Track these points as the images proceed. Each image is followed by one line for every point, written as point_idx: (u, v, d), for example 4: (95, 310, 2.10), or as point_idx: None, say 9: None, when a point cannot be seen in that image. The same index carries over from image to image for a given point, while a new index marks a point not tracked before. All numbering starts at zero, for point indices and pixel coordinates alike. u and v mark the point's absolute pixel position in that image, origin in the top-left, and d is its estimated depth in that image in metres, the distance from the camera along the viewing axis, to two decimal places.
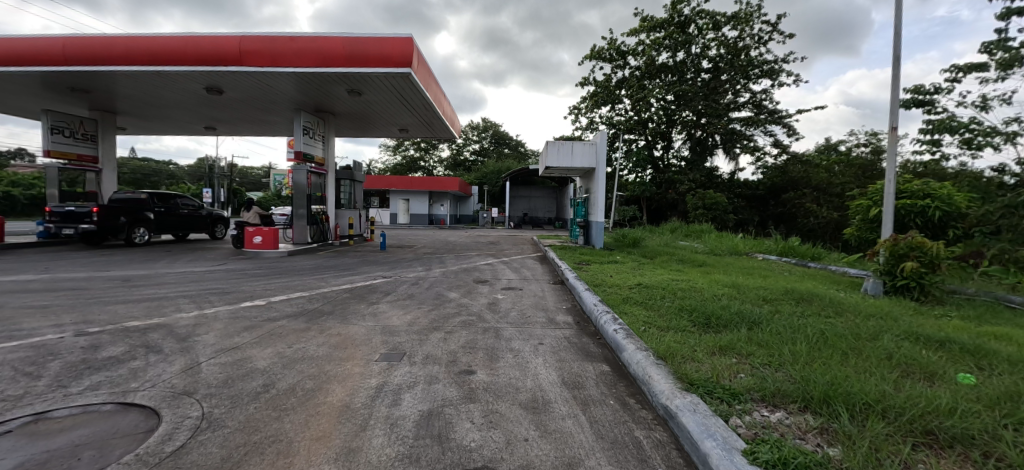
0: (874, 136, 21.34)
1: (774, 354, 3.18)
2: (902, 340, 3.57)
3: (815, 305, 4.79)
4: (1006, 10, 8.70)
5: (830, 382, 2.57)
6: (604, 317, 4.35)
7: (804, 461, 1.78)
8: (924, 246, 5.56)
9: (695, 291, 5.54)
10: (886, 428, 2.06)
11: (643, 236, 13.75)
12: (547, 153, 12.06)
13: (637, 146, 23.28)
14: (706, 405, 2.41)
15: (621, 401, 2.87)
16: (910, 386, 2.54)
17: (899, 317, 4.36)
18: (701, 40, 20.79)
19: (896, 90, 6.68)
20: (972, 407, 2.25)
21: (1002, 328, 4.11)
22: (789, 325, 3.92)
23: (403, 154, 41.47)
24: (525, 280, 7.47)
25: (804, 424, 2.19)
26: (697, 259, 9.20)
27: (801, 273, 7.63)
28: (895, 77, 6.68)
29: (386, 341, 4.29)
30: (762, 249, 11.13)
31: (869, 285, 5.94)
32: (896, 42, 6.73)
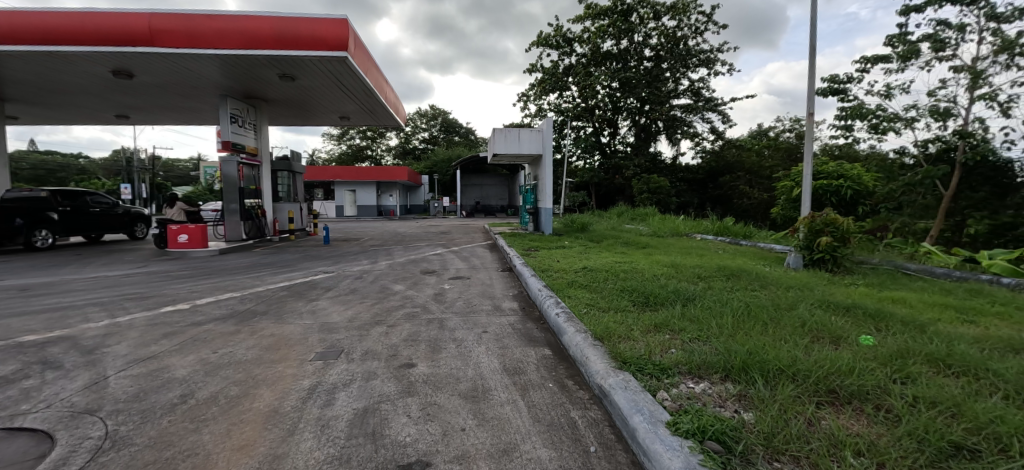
0: (799, 122, 22.97)
1: (703, 328, 3.36)
2: (816, 308, 3.91)
3: (743, 280, 5.12)
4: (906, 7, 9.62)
5: (750, 352, 2.73)
6: (548, 302, 4.41)
7: (720, 428, 1.85)
8: (836, 222, 6.05)
9: (636, 272, 5.76)
10: (795, 390, 2.23)
11: (591, 221, 14.07)
12: (493, 140, 11.95)
13: (584, 133, 23.65)
14: (636, 381, 2.49)
15: (560, 383, 2.91)
16: (818, 351, 2.77)
17: (814, 287, 4.77)
18: (643, 29, 21.33)
19: (811, 79, 7.20)
20: (867, 366, 2.48)
21: (899, 293, 4.62)
22: (719, 300, 4.18)
23: (349, 143, 39.92)
24: (473, 269, 7.42)
25: (725, 393, 2.32)
26: (641, 241, 9.55)
27: (734, 250, 8.17)
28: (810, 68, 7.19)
29: (323, 339, 4.09)
30: (700, 230, 11.73)
31: (791, 260, 6.46)
32: (811, 35, 7.24)
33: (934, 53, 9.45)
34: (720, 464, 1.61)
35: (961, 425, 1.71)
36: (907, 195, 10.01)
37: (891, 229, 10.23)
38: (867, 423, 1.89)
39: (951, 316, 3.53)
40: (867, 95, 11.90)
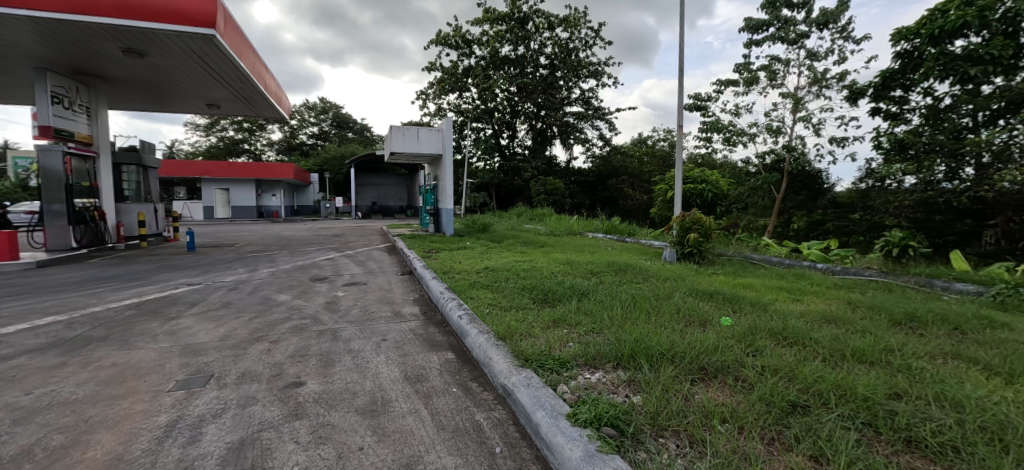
0: (670, 133, 26.17)
1: (597, 321, 3.62)
2: (687, 295, 4.49)
3: (628, 274, 5.65)
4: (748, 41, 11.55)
5: (636, 340, 3.00)
6: (450, 304, 4.34)
7: (614, 413, 1.96)
8: (700, 220, 7.00)
9: (536, 270, 5.99)
10: (674, 371, 2.50)
11: (492, 221, 14.29)
12: (390, 138, 11.45)
13: (485, 135, 23.94)
14: (538, 377, 2.57)
15: (464, 387, 2.88)
16: (690, 334, 3.16)
17: (685, 277, 5.47)
18: (538, 38, 22.32)
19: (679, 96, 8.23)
20: (727, 343, 2.90)
21: (748, 279, 5.53)
22: (609, 293, 4.55)
23: (219, 135, 34.76)
24: (371, 274, 7.00)
25: (617, 379, 2.51)
26: (539, 240, 9.97)
27: (620, 247, 8.99)
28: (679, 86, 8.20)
29: (186, 364, 3.47)
30: (592, 228, 12.67)
31: (667, 254, 7.32)
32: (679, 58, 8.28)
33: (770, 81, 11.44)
34: (616, 447, 1.71)
35: (793, 385, 2.06)
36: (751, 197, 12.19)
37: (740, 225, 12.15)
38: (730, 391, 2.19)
39: (784, 296, 4.31)
40: (721, 113, 14.01)
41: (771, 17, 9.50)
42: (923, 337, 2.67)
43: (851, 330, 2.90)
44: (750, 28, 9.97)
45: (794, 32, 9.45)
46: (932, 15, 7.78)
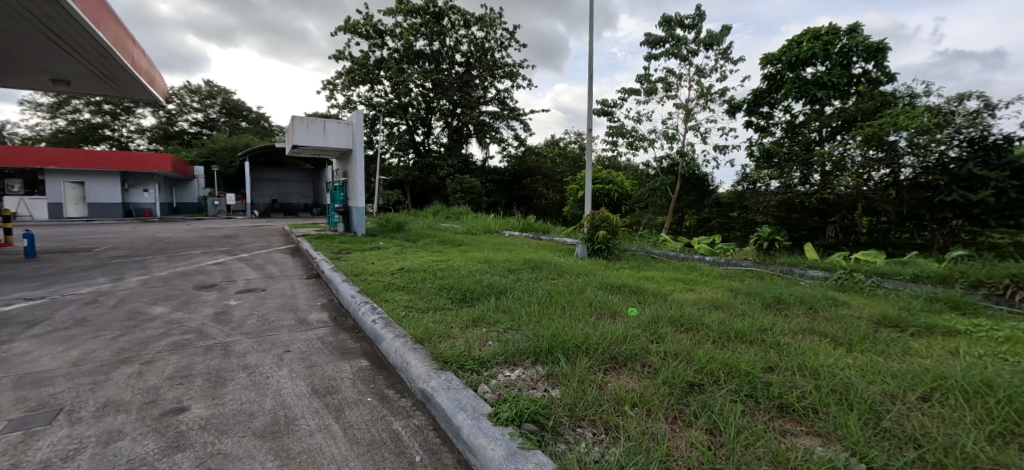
0: (580, 136, 27.65)
1: (516, 318, 3.66)
2: (598, 290, 4.75)
3: (544, 271, 5.84)
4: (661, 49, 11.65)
5: (554, 334, 3.09)
6: (363, 308, 4.07)
7: (535, 408, 1.97)
8: (609, 219, 7.49)
9: (453, 270, 5.91)
10: (588, 362, 2.62)
11: (408, 220, 13.82)
12: (292, 129, 10.44)
13: (399, 130, 23.02)
14: (458, 379, 2.52)
15: (379, 395, 2.72)
16: (602, 326, 3.35)
17: (596, 272, 5.81)
18: (454, 34, 22.04)
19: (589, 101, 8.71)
20: (634, 332, 3.11)
21: (649, 272, 6.03)
22: (526, 290, 4.63)
23: (66, 117, 28.71)
24: (270, 279, 6.32)
25: (536, 375, 2.57)
26: (457, 239, 9.86)
27: (536, 244, 9.27)
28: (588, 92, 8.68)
29: (19, 398, 2.78)
30: (508, 226, 12.88)
31: (579, 250, 7.69)
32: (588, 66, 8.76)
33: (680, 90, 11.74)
34: (537, 442, 1.73)
35: (689, 366, 2.26)
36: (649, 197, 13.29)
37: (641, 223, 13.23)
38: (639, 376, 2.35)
39: (679, 287, 4.79)
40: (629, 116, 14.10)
41: (667, 35, 10.49)
42: (788, 317, 3.15)
43: (733, 315, 3.31)
44: (650, 43, 10.90)
45: (686, 50, 10.54)
46: (789, 45, 9.24)
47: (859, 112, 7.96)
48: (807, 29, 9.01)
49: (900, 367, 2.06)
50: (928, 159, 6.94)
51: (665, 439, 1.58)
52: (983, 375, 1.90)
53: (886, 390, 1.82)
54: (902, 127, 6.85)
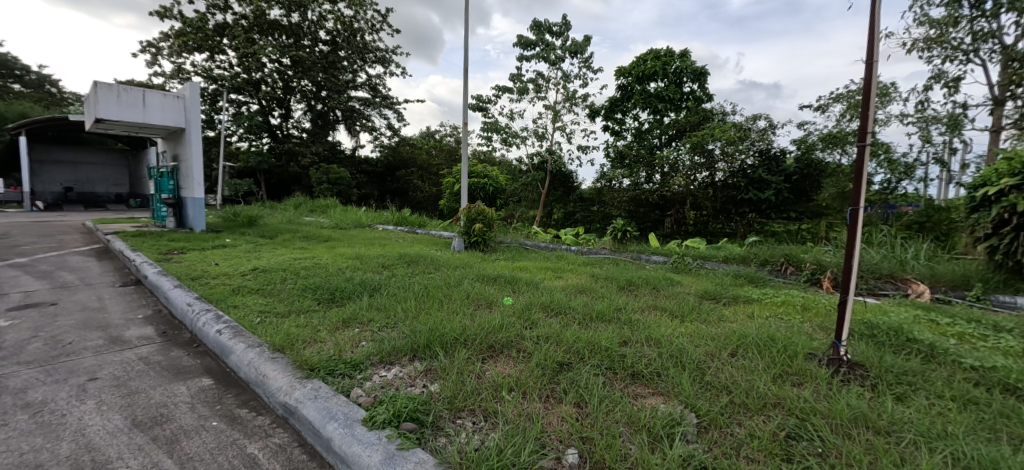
0: (457, 129, 27.42)
1: (392, 316, 3.29)
2: (476, 279, 4.31)
3: (420, 264, 5.30)
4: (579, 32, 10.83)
5: (431, 328, 2.75)
6: (204, 318, 3.41)
7: (414, 406, 1.86)
8: (484, 212, 7.63)
9: (320, 268, 5.34)
10: (466, 352, 2.39)
11: (262, 213, 12.04)
12: (92, 97, 8.09)
13: (248, 110, 19.84)
14: (327, 386, 2.26)
15: (228, 417, 2.31)
16: (479, 315, 2.97)
17: (472, 265, 5.70)
18: (317, 8, 19.77)
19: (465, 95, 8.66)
20: (510, 320, 2.82)
21: (524, 262, 6.21)
22: (402, 285, 4.22)
23: None
24: (62, 288, 4.85)
25: (414, 372, 2.30)
26: (323, 234, 8.94)
27: (412, 238, 8.96)
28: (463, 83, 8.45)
29: None
30: (382, 220, 12.14)
31: (456, 243, 7.66)
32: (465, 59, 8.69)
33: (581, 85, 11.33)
34: (416, 440, 1.66)
35: (558, 346, 2.34)
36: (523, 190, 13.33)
37: (515, 216, 13.62)
38: (516, 358, 2.28)
39: (550, 275, 4.90)
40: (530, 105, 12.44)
41: (538, 39, 11.08)
42: (638, 297, 3.64)
43: (596, 297, 3.64)
44: (522, 44, 11.37)
45: (554, 55, 11.27)
46: (637, 62, 10.65)
47: (688, 124, 9.61)
48: (651, 50, 10.49)
49: (715, 332, 2.54)
50: (734, 165, 8.73)
51: (539, 418, 1.66)
52: (768, 332, 2.46)
53: (707, 351, 2.24)
54: (717, 138, 8.45)
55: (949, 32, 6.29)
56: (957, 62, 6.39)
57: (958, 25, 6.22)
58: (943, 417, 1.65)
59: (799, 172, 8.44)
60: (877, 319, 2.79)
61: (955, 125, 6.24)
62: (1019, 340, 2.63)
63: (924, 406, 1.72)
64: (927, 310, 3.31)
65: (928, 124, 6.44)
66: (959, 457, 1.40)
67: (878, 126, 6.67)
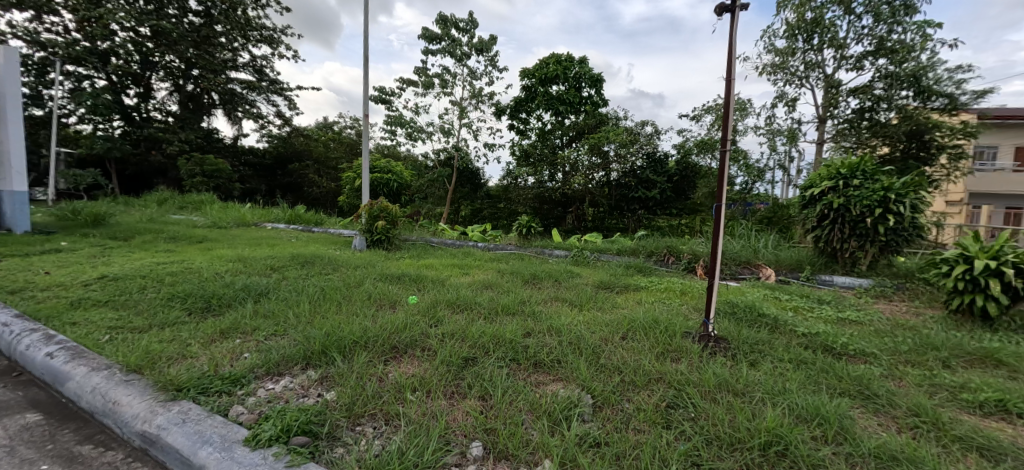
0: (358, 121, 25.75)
1: (281, 320, 2.81)
2: (378, 281, 3.99)
3: (317, 266, 4.73)
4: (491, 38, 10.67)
5: (327, 332, 2.44)
6: (26, 341, 2.70)
7: (306, 418, 1.64)
8: (388, 208, 6.92)
9: (192, 273, 4.59)
10: (367, 355, 2.19)
11: (111, 211, 9.98)
12: None
13: (92, 85, 16.31)
14: (201, 406, 1.89)
15: (64, 458, 1.83)
16: (381, 316, 2.78)
17: (376, 263, 5.10)
18: None
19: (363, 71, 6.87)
20: (414, 319, 2.70)
21: (432, 259, 5.94)
22: (294, 287, 3.67)
23: None
24: None
25: (306, 381, 2.00)
26: (196, 234, 7.72)
27: (307, 237, 8.17)
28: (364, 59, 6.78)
29: None
30: (270, 219, 10.84)
31: (356, 242, 6.90)
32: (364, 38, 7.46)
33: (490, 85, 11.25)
34: (309, 455, 1.47)
35: (464, 342, 2.32)
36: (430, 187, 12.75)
37: (421, 213, 12.91)
38: (421, 357, 2.20)
39: (457, 272, 4.86)
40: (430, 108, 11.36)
41: (444, 33, 10.89)
42: (543, 290, 3.75)
43: (502, 292, 3.64)
44: (427, 37, 11.07)
45: (460, 51, 11.17)
46: (540, 64, 11.09)
47: (587, 126, 10.28)
48: (553, 54, 10.99)
49: (609, 318, 2.76)
50: (626, 166, 9.56)
51: (444, 415, 1.63)
52: (654, 317, 2.72)
53: (602, 336, 2.42)
54: (611, 140, 9.16)
55: (788, 61, 7.66)
56: (794, 85, 7.77)
57: (795, 54, 7.56)
58: (783, 376, 2.00)
59: (678, 174, 9.62)
60: (737, 299, 3.30)
61: (792, 137, 7.61)
62: (833, 309, 3.34)
63: (770, 369, 2.06)
64: (773, 290, 3.99)
65: (774, 135, 7.75)
66: (793, 408, 1.70)
67: (737, 135, 7.83)
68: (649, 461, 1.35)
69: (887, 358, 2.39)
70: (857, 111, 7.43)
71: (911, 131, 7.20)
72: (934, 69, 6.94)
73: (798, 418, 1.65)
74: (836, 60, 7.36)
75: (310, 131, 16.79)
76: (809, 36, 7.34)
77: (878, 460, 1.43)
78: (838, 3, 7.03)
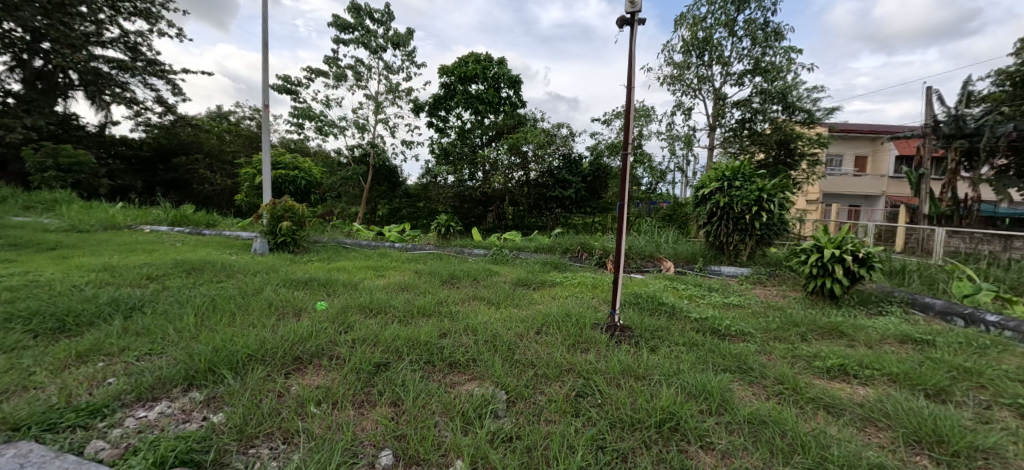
0: None
1: (157, 337, 2.42)
2: (280, 287, 3.64)
3: (207, 273, 4.18)
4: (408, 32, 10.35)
5: (216, 347, 2.17)
6: None
7: (186, 446, 1.43)
8: (293, 208, 6.36)
9: (37, 286, 3.77)
10: (264, 369, 1.99)
11: None
12: None
13: None
14: (45, 445, 1.49)
15: None
16: (282, 325, 2.54)
17: (279, 268, 4.66)
18: None
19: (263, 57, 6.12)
20: (321, 327, 2.52)
21: (342, 262, 5.54)
22: (177, 298, 3.19)
23: None
24: None
25: (188, 404, 1.75)
26: (44, 239, 6.38)
27: (195, 241, 7.20)
28: (263, 45, 6.10)
29: None
30: (149, 220, 9.38)
31: (257, 245, 6.24)
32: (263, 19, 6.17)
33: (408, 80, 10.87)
34: None
35: (375, 348, 2.22)
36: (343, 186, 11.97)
37: (334, 213, 12.07)
38: (326, 367, 2.05)
39: (370, 274, 4.65)
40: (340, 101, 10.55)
41: (356, 22, 10.31)
42: (461, 290, 3.73)
43: (419, 294, 3.54)
44: (338, 26, 10.38)
45: (375, 43, 10.66)
46: (459, 62, 11.02)
47: (506, 126, 10.44)
48: (472, 53, 10.99)
49: (524, 314, 2.84)
50: (544, 166, 9.88)
51: (350, 426, 1.54)
52: (566, 311, 2.84)
53: (517, 332, 2.47)
54: (529, 141, 9.41)
55: (683, 74, 8.50)
56: (689, 95, 8.64)
57: (690, 68, 8.40)
58: (677, 358, 2.22)
59: (592, 174, 10.17)
60: (641, 290, 3.59)
61: (688, 142, 8.46)
62: (720, 296, 3.78)
63: (666, 353, 2.27)
64: (674, 280, 4.39)
65: (673, 140, 8.55)
66: (684, 386, 1.89)
67: (643, 139, 8.52)
68: (558, 450, 1.40)
69: (761, 335, 2.76)
70: (740, 121, 8.48)
71: (779, 140, 8.42)
72: (796, 88, 8.16)
73: (688, 395, 1.84)
74: (723, 76, 8.31)
75: (200, 122, 14.81)
76: (701, 53, 8.21)
77: (751, 425, 1.65)
78: (723, 25, 7.95)
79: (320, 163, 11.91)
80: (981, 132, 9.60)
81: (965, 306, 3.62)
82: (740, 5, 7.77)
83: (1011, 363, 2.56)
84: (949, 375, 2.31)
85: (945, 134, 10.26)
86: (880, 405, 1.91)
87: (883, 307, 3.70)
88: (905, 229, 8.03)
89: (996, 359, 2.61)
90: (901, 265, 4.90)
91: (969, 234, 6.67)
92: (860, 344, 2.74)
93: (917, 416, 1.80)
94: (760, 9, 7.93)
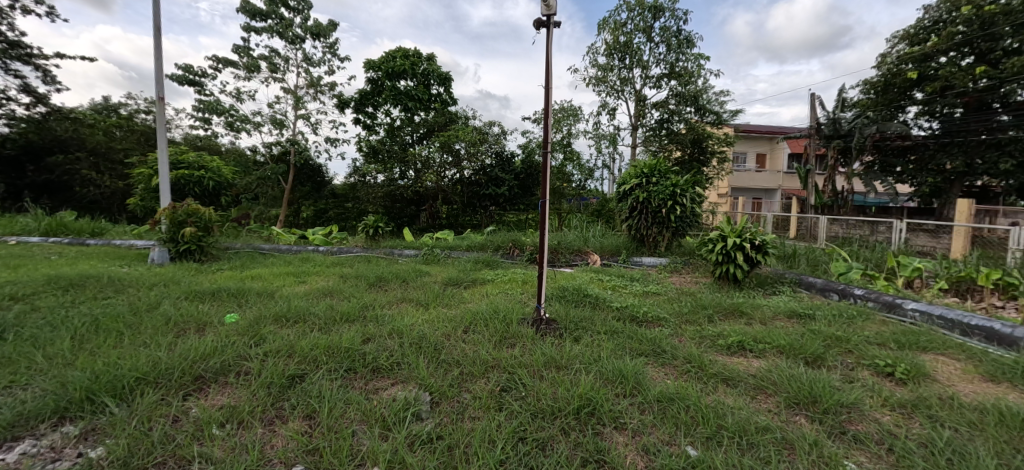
0: None
1: (15, 369, 2.04)
2: (181, 301, 3.28)
3: (90, 289, 3.65)
4: (329, 23, 9.80)
5: (96, 373, 1.91)
6: None
7: None
8: (198, 212, 5.73)
9: None
10: (157, 392, 1.80)
11: None
12: None
13: None
14: None
15: None
16: (181, 343, 2.30)
17: (181, 280, 4.20)
18: None
19: (157, 44, 5.47)
20: (230, 341, 2.32)
21: (257, 270, 5.11)
22: (48, 320, 2.73)
23: None
24: None
25: (61, 439, 1.54)
26: None
27: (76, 253, 6.24)
28: (157, 30, 5.44)
29: None
30: (14, 231, 7.96)
31: (154, 255, 5.59)
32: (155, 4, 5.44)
33: (330, 73, 10.29)
34: None
35: (290, 359, 2.09)
36: (260, 187, 11.05)
37: (250, 216, 11.08)
38: (233, 384, 1.90)
39: (290, 281, 4.37)
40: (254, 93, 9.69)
41: (269, 9, 9.53)
42: (388, 292, 3.63)
43: (343, 299, 3.37)
44: (248, 12, 9.53)
45: (292, 33, 9.94)
46: (386, 57, 10.67)
47: (437, 124, 10.27)
48: (399, 48, 10.69)
49: (452, 314, 2.83)
50: (477, 164, 9.84)
51: (258, 445, 1.45)
52: (495, 308, 2.88)
53: (445, 332, 2.47)
54: (460, 139, 9.36)
55: (607, 76, 8.94)
56: (613, 96, 9.10)
57: (613, 70, 8.85)
58: (598, 346, 2.36)
59: (524, 172, 10.33)
60: (568, 283, 3.73)
61: (613, 141, 8.91)
62: (639, 285, 4.06)
63: (588, 342, 2.40)
64: (598, 273, 4.61)
65: (600, 139, 8.96)
66: (602, 373, 2.00)
67: (570, 137, 8.84)
68: (479, 446, 1.43)
69: (674, 319, 3.00)
70: (659, 121, 9.10)
71: (693, 139, 9.16)
72: (706, 92, 8.93)
73: (605, 380, 1.95)
74: (643, 78, 8.87)
75: (80, 115, 12.81)
76: (623, 56, 8.67)
77: (660, 403, 1.79)
78: (642, 31, 8.46)
79: (231, 162, 10.84)
80: (853, 132, 11.37)
81: (840, 283, 4.20)
82: (656, 13, 8.32)
83: (871, 329, 3.03)
84: (824, 344, 2.68)
85: (826, 135, 11.83)
86: (769, 375, 2.17)
87: (776, 288, 4.19)
88: (797, 218, 9.16)
89: (860, 327, 3.08)
90: (792, 250, 5.58)
91: (845, 221, 7.74)
92: (756, 322, 3.08)
93: (797, 381, 2.07)
94: (674, 17, 8.56)
